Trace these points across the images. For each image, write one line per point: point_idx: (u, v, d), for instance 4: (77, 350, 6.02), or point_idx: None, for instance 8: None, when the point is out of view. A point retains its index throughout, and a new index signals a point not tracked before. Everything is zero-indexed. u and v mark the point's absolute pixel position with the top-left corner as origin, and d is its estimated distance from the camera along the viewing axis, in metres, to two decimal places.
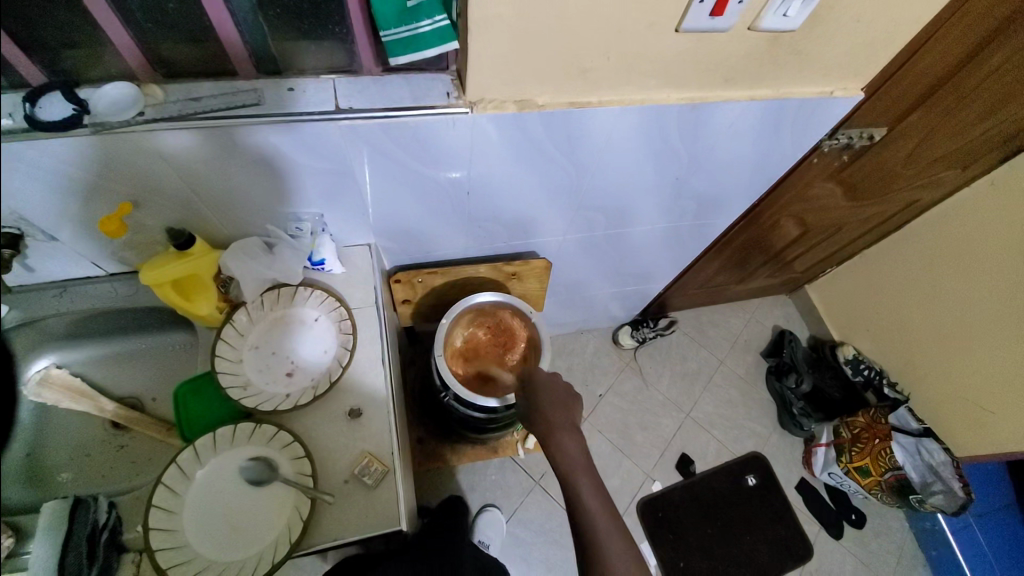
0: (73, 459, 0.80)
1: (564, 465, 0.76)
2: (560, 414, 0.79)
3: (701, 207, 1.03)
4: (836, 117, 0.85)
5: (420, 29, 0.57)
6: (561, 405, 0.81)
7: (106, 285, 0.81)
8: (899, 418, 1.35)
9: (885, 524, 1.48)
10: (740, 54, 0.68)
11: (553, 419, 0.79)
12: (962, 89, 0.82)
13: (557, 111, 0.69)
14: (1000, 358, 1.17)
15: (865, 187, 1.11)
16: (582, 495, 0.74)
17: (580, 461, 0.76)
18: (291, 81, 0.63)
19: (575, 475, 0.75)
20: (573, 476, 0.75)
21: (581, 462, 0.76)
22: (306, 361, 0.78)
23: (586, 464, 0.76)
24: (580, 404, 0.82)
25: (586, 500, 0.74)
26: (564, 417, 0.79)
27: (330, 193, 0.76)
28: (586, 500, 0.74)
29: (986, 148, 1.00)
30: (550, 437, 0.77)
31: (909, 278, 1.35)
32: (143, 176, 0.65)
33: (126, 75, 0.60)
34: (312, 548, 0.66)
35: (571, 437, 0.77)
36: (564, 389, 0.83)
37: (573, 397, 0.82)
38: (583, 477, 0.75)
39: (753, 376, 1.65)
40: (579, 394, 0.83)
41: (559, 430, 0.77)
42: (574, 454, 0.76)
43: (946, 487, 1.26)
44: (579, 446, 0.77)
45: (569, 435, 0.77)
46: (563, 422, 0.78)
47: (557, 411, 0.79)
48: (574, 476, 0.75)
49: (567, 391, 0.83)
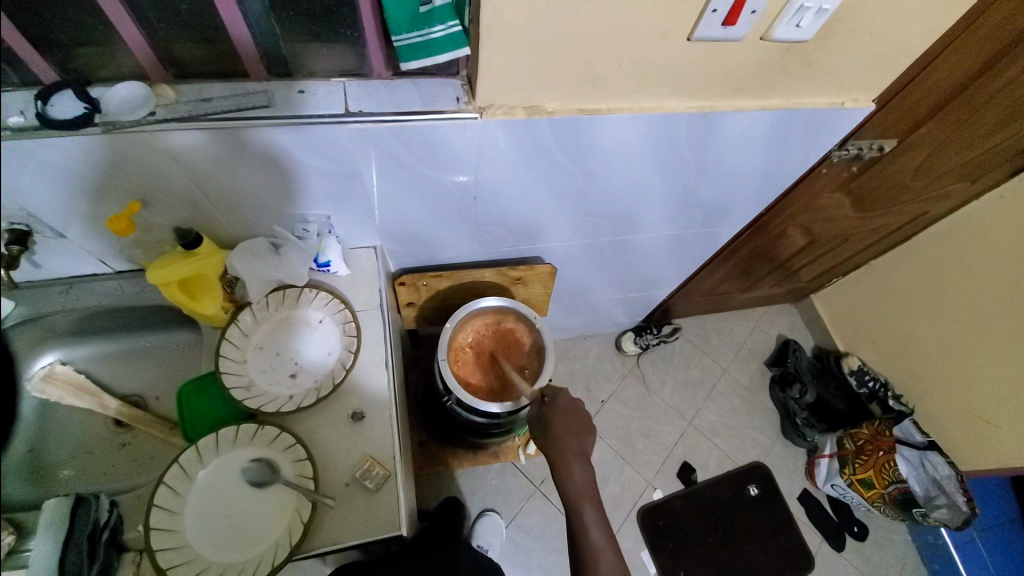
0: (75, 456, 0.80)
1: (568, 491, 0.78)
2: (572, 442, 0.78)
3: (708, 215, 1.03)
4: (846, 129, 0.85)
5: (431, 34, 0.57)
6: (575, 430, 0.80)
7: (113, 282, 0.82)
8: (903, 431, 1.36)
9: (888, 538, 1.47)
10: (751, 63, 0.67)
11: (564, 447, 0.78)
12: (974, 102, 0.81)
13: (566, 118, 0.69)
14: (1007, 373, 1.16)
15: (873, 198, 1.10)
16: (585, 521, 0.77)
17: (586, 490, 0.78)
18: (301, 84, 0.63)
19: (580, 502, 0.78)
20: (578, 505, 0.78)
21: (586, 491, 0.78)
22: (311, 362, 0.78)
23: (591, 494, 0.78)
24: (593, 434, 0.81)
25: (587, 523, 0.77)
26: (575, 446, 0.79)
27: (337, 195, 0.76)
28: (588, 524, 0.77)
29: (997, 161, 1.00)
30: (561, 464, 0.78)
31: (917, 289, 1.34)
32: (151, 175, 0.65)
33: (137, 75, 0.61)
34: (312, 551, 0.65)
35: (580, 466, 0.78)
36: (580, 416, 0.81)
37: (586, 426, 0.81)
38: (587, 505, 0.78)
39: (756, 386, 1.64)
40: (593, 424, 0.81)
41: (570, 458, 0.78)
42: (581, 482, 0.78)
43: (950, 501, 1.26)
44: (588, 475, 0.78)
45: (578, 464, 0.78)
46: (574, 451, 0.78)
47: (569, 437, 0.79)
48: (579, 504, 0.78)
49: (583, 418, 0.81)
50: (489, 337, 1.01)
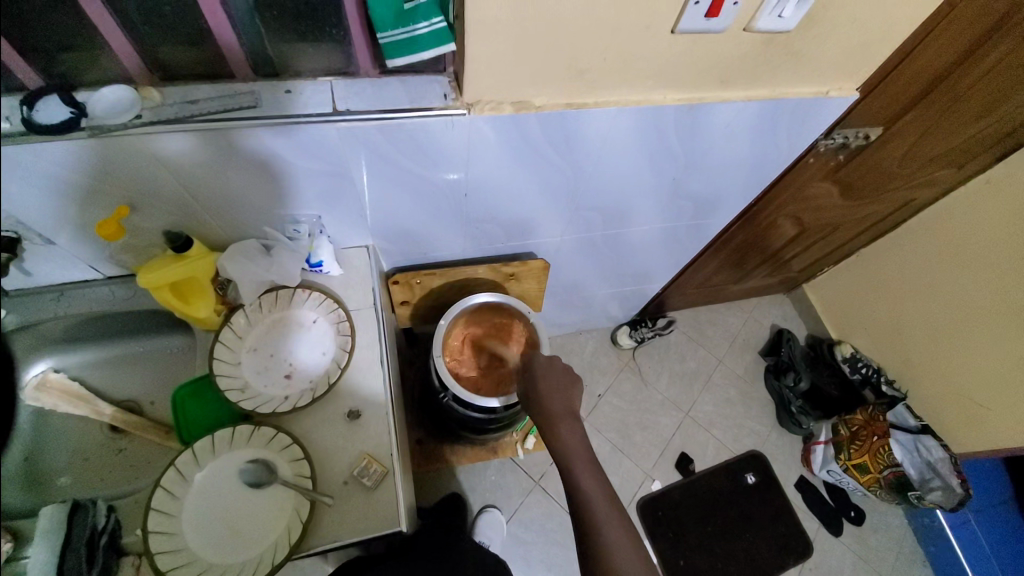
0: (71, 463, 0.79)
1: (560, 452, 0.78)
2: (560, 400, 0.83)
3: (698, 207, 1.03)
4: (831, 118, 0.85)
5: (416, 31, 0.57)
6: (561, 388, 0.84)
7: (104, 288, 0.81)
8: (896, 416, 1.36)
9: (885, 522, 1.49)
10: (736, 54, 0.68)
11: (550, 407, 0.82)
12: (956, 88, 0.82)
13: (554, 113, 0.70)
14: (997, 356, 1.18)
15: (861, 186, 1.11)
16: (580, 482, 0.76)
17: (578, 447, 0.78)
18: (288, 84, 0.63)
19: (571, 460, 0.77)
20: (570, 463, 0.77)
21: (577, 446, 0.78)
22: (305, 363, 0.78)
23: (584, 453, 0.78)
24: (580, 387, 0.85)
25: (585, 485, 0.75)
26: (563, 405, 0.82)
27: (328, 195, 0.76)
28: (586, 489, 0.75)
29: (982, 146, 1.01)
30: (551, 423, 0.80)
31: (906, 276, 1.35)
32: (140, 179, 0.65)
33: (122, 79, 0.61)
34: (312, 549, 0.66)
35: (570, 425, 0.80)
36: (563, 373, 0.86)
37: (572, 386, 0.85)
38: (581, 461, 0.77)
39: (751, 375, 1.66)
40: (577, 374, 0.86)
41: (558, 416, 0.81)
42: (569, 440, 0.79)
43: (944, 483, 1.25)
44: (577, 431, 0.80)
45: (567, 423, 0.80)
46: (562, 409, 0.82)
47: (555, 398, 0.83)
48: (570, 461, 0.77)
49: (565, 376, 0.86)
50: (479, 344, 0.99)
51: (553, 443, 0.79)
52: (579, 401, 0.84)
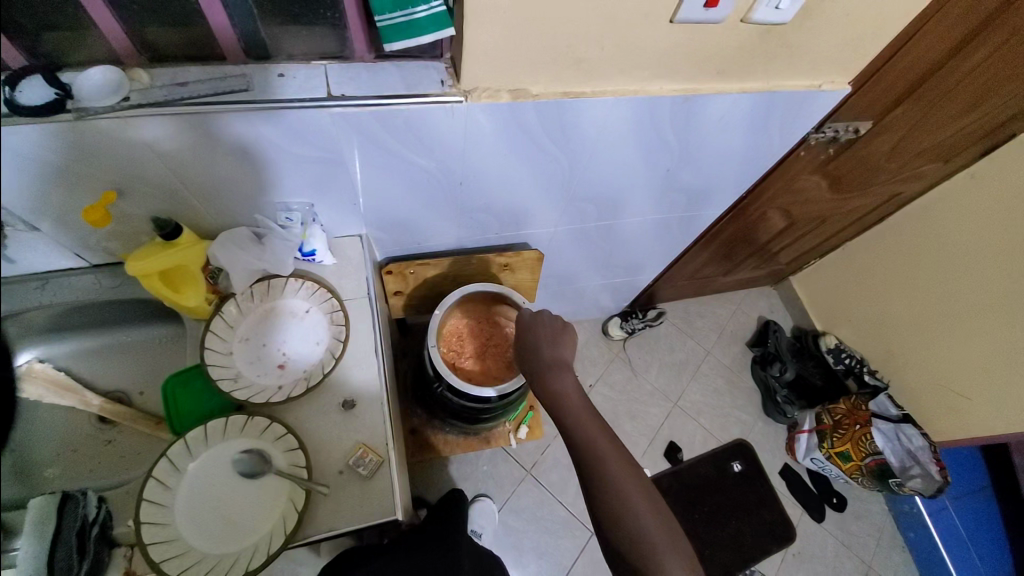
0: (60, 455, 0.78)
1: (553, 393, 0.77)
2: (552, 350, 0.83)
3: (690, 199, 1.04)
4: (823, 111, 0.86)
5: (416, 15, 0.56)
6: (552, 336, 0.84)
7: (90, 276, 0.79)
8: (879, 405, 1.41)
9: (865, 507, 1.54)
10: (734, 46, 0.68)
11: (540, 359, 0.82)
12: (947, 82, 0.83)
13: (551, 102, 0.69)
14: (976, 345, 1.21)
15: (850, 180, 1.13)
16: (575, 426, 0.74)
17: (572, 393, 0.77)
18: (281, 67, 0.62)
19: (568, 408, 0.76)
20: (563, 402, 0.76)
21: (570, 394, 0.77)
22: (298, 353, 0.77)
23: (576, 393, 0.77)
24: (572, 333, 0.85)
25: (580, 428, 0.74)
26: (553, 352, 0.82)
27: (320, 182, 0.75)
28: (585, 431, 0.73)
29: (967, 141, 1.04)
30: (545, 371, 0.80)
31: (890, 268, 1.38)
32: (126, 164, 0.63)
33: (109, 60, 0.59)
34: (306, 539, 0.66)
35: (562, 374, 0.79)
36: (554, 324, 0.86)
37: (563, 333, 0.85)
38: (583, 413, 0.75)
39: (739, 366, 1.69)
40: (566, 320, 0.87)
41: (552, 366, 0.80)
42: (563, 385, 0.78)
43: (924, 470, 1.32)
44: (569, 378, 0.79)
45: (562, 370, 0.80)
46: (553, 358, 0.81)
47: (547, 347, 0.83)
48: (569, 407, 0.76)
49: (556, 326, 0.86)
50: (466, 341, 1.01)
51: (549, 393, 0.78)
52: (572, 354, 0.83)
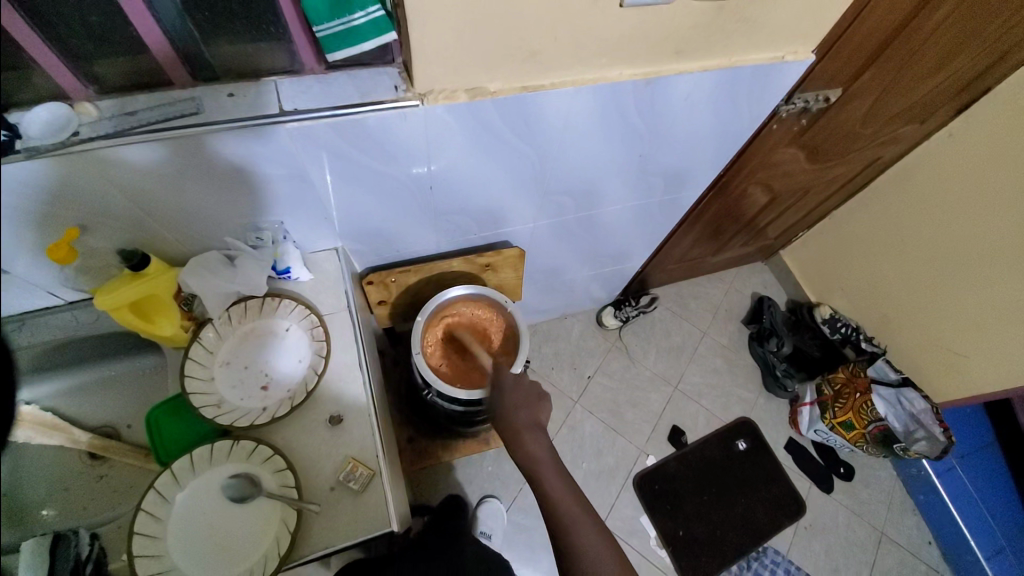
0: (53, 494, 0.77)
1: (511, 427, 0.84)
2: (527, 412, 0.85)
3: (669, 181, 1.03)
4: (790, 82, 0.85)
5: (354, 22, 0.56)
6: (526, 404, 0.86)
7: (66, 314, 0.79)
8: (878, 371, 1.40)
9: (873, 473, 1.54)
10: (690, 24, 0.67)
11: (520, 419, 0.83)
12: (912, 42, 0.82)
13: (510, 98, 0.68)
14: (970, 304, 1.21)
15: (827, 148, 1.12)
16: (535, 453, 0.81)
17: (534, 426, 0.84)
18: (230, 87, 0.61)
19: (543, 471, 0.80)
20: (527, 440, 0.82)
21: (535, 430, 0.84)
22: (282, 372, 0.76)
23: (540, 432, 0.84)
24: (540, 402, 0.87)
25: (535, 451, 0.82)
26: (528, 417, 0.85)
27: (288, 199, 0.74)
28: (542, 457, 0.81)
29: (942, 99, 1.03)
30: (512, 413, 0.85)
31: (878, 234, 1.38)
32: (86, 199, 0.62)
33: (57, 95, 0.58)
34: (302, 558, 0.65)
35: (539, 439, 0.83)
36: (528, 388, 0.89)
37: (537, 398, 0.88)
38: (564, 489, 0.80)
39: (736, 344, 1.68)
40: (542, 391, 0.89)
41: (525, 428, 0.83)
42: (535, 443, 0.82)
43: (929, 433, 1.31)
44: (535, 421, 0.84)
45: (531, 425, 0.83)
46: (525, 421, 0.84)
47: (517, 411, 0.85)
48: (541, 468, 0.80)
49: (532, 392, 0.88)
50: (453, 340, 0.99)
51: (512, 429, 0.84)
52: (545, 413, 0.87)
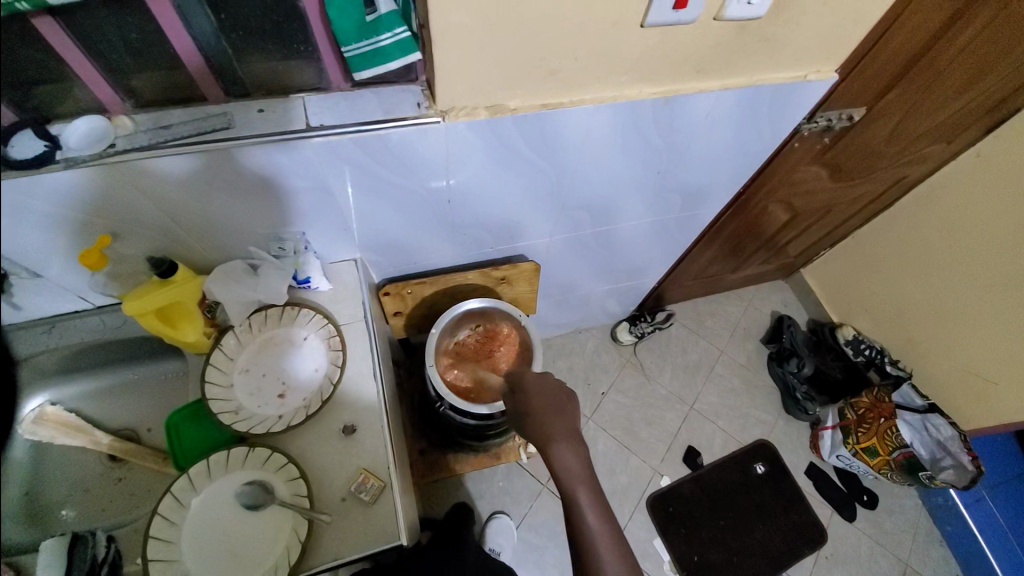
0: (72, 494, 0.79)
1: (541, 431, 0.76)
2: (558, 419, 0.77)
3: (687, 199, 1.03)
4: (811, 101, 0.84)
5: (380, 42, 0.58)
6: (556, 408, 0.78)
7: (93, 318, 0.82)
8: (904, 396, 1.34)
9: (897, 503, 1.47)
10: (710, 43, 0.67)
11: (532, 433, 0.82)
12: (938, 62, 0.81)
13: (530, 115, 0.69)
14: (1001, 331, 1.16)
15: (851, 166, 1.10)
16: (558, 455, 0.74)
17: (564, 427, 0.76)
18: (260, 103, 0.64)
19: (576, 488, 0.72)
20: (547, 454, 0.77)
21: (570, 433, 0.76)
22: (298, 380, 0.77)
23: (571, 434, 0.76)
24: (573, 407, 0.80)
25: (559, 447, 0.74)
26: (562, 422, 0.77)
27: (311, 212, 0.76)
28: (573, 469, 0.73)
29: (972, 118, 1.00)
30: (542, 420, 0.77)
31: (905, 254, 1.34)
32: (120, 208, 0.65)
33: (97, 109, 0.60)
34: (310, 570, 0.65)
35: None
36: (558, 389, 0.81)
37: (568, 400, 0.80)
38: (591, 508, 0.72)
39: (754, 364, 1.65)
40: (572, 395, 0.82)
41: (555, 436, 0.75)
42: (572, 462, 0.73)
43: (956, 461, 1.24)
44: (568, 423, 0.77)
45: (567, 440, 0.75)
46: (562, 428, 0.76)
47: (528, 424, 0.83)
48: (573, 484, 0.72)
49: (561, 394, 0.81)
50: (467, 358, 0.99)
51: (542, 433, 0.76)
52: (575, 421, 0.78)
